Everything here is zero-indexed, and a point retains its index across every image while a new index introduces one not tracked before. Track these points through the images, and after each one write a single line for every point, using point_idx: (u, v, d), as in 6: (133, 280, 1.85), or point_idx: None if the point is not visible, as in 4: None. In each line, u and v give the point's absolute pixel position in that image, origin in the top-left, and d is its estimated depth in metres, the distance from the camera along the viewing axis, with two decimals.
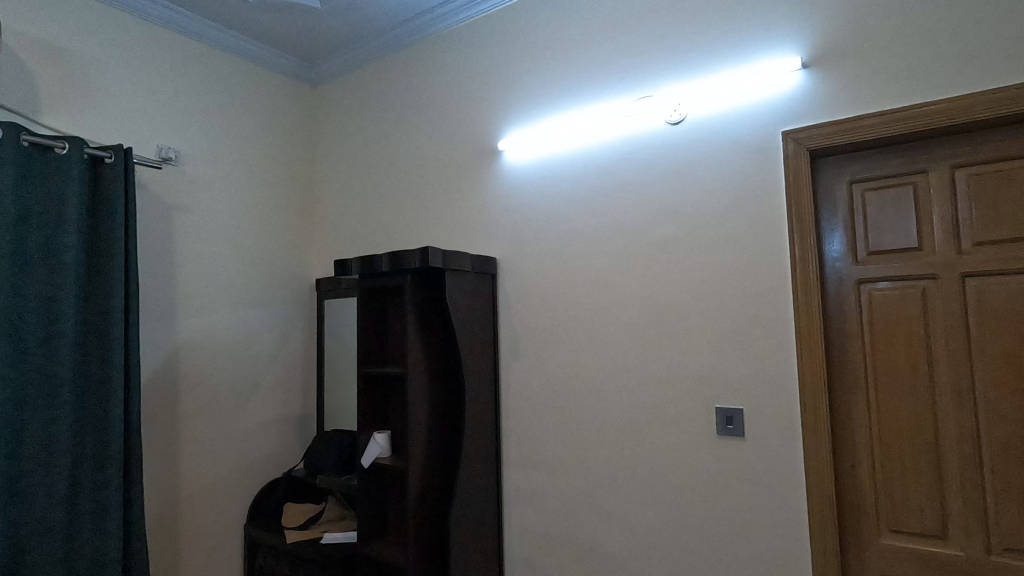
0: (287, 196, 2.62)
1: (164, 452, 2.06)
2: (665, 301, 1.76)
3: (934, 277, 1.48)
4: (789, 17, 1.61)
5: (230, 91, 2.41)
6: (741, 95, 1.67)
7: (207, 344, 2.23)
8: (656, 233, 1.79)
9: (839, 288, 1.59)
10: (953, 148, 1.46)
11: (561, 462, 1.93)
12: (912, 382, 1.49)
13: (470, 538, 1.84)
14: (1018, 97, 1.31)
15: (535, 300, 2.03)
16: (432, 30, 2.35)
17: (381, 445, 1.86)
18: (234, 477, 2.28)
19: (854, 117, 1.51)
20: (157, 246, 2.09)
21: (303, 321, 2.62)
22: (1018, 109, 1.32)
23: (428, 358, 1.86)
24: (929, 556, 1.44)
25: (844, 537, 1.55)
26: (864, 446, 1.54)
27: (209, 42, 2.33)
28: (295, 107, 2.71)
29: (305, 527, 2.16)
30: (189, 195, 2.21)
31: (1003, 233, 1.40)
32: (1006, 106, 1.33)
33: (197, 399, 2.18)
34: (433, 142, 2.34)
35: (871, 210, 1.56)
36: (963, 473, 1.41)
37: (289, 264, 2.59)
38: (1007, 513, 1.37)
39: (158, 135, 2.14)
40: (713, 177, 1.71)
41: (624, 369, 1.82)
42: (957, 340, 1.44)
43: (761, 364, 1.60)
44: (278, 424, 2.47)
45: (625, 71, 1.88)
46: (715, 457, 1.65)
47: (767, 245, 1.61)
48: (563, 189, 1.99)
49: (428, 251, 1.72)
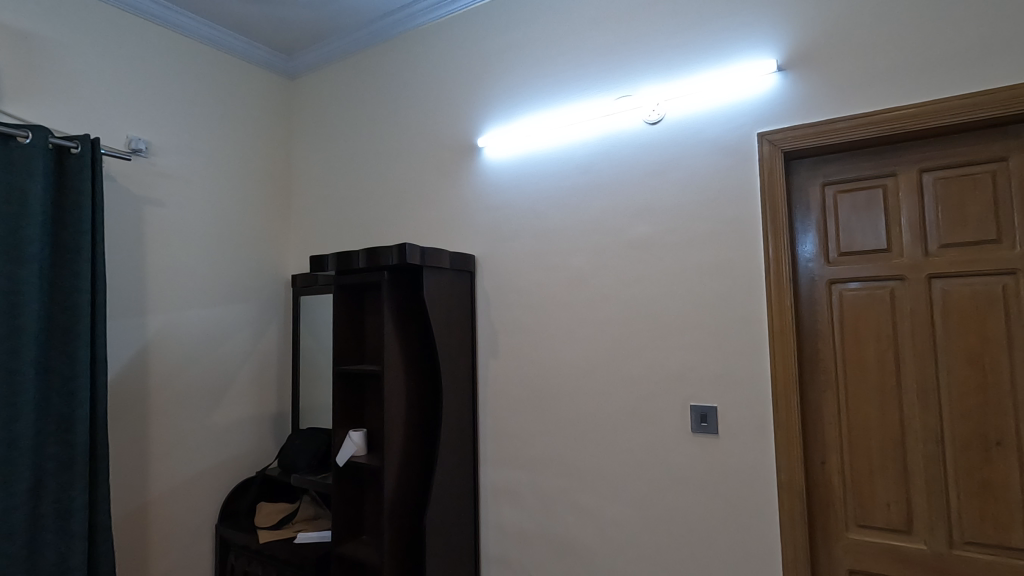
0: (262, 189, 2.57)
1: (132, 452, 2.01)
2: (641, 299, 1.77)
3: (901, 278, 1.51)
4: (768, 20, 1.63)
5: (203, 81, 2.35)
6: (720, 96, 1.68)
7: (177, 340, 2.18)
8: (633, 232, 1.80)
9: (812, 288, 1.62)
10: (922, 153, 1.50)
11: (538, 460, 1.93)
12: (881, 381, 1.52)
13: (446, 537, 1.83)
14: (984, 104, 1.35)
15: (513, 298, 2.02)
16: (412, 25, 2.33)
17: (356, 443, 1.84)
18: (205, 477, 2.24)
19: (828, 119, 1.53)
20: (125, 240, 2.04)
21: (276, 318, 2.58)
22: (989, 114, 1.35)
23: (405, 354, 1.84)
24: (894, 550, 1.48)
25: (814, 532, 1.57)
26: (834, 443, 1.57)
27: (181, 30, 2.27)
28: (272, 99, 2.66)
29: (278, 527, 2.13)
30: (159, 188, 2.16)
31: (968, 234, 1.44)
32: (971, 112, 1.37)
33: (166, 396, 2.13)
34: (411, 137, 2.32)
35: (842, 211, 1.59)
36: (927, 469, 1.45)
37: (263, 260, 2.54)
38: (970, 508, 1.41)
39: (127, 125, 2.09)
40: (689, 177, 1.72)
41: (602, 368, 1.83)
42: (923, 340, 1.47)
43: (736, 363, 1.62)
44: (250, 422, 2.43)
45: (606, 70, 1.89)
46: (691, 455, 1.66)
47: (743, 245, 1.63)
48: (542, 187, 1.99)
49: (406, 247, 1.70)
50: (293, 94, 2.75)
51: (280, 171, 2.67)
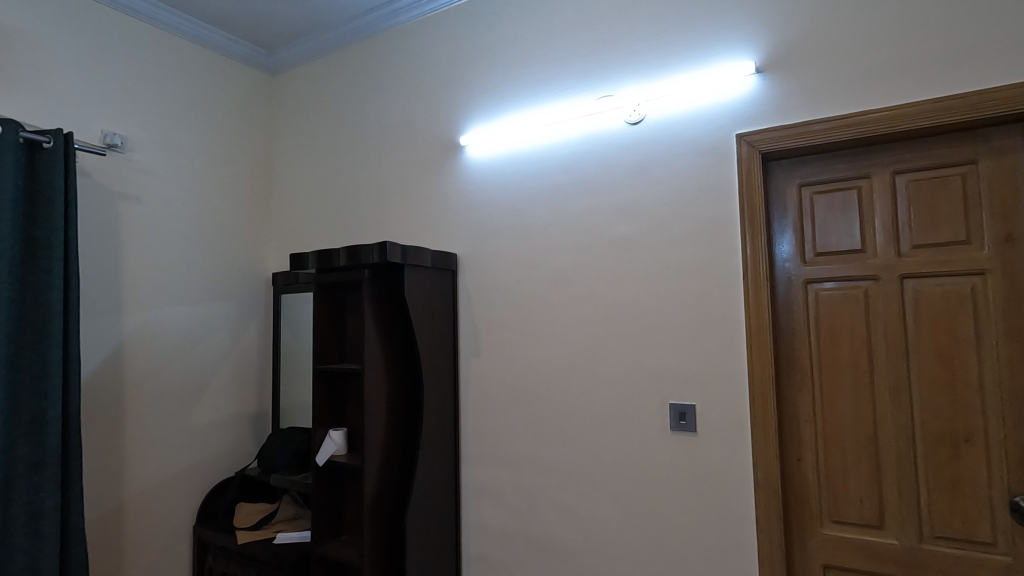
0: (241, 185, 2.54)
1: (106, 452, 1.97)
2: (621, 299, 1.78)
3: (874, 278, 1.54)
4: (748, 23, 1.65)
5: (180, 75, 2.31)
6: (701, 97, 1.70)
7: (152, 338, 2.14)
8: (613, 231, 1.81)
9: (789, 288, 1.65)
10: (895, 156, 1.53)
11: (519, 458, 1.93)
12: (855, 379, 1.55)
13: (426, 536, 1.82)
14: (955, 107, 1.39)
15: (494, 297, 2.02)
16: (395, 21, 2.31)
17: (336, 442, 1.83)
18: (183, 477, 2.21)
19: (804, 121, 1.56)
20: (100, 237, 2.00)
21: (256, 316, 2.55)
22: (959, 118, 1.38)
23: (386, 353, 1.83)
24: (866, 545, 1.51)
25: (789, 528, 1.60)
26: (810, 440, 1.59)
27: (158, 23, 2.23)
28: (253, 94, 2.62)
29: (257, 527, 2.11)
30: (135, 184, 2.12)
31: (939, 236, 1.47)
32: (943, 116, 1.40)
33: (142, 396, 2.09)
34: (392, 135, 2.31)
35: (818, 211, 1.62)
36: (899, 466, 1.48)
37: (243, 258, 2.51)
38: (939, 504, 1.44)
39: (101, 120, 2.04)
40: (668, 177, 1.74)
41: (583, 366, 1.84)
42: (895, 339, 1.50)
43: (714, 362, 1.63)
44: (228, 421, 2.39)
45: (587, 70, 1.89)
46: (671, 453, 1.68)
47: (722, 245, 1.64)
48: (522, 186, 1.99)
49: (387, 245, 1.69)
50: (273, 89, 2.72)
51: (260, 167, 2.63)
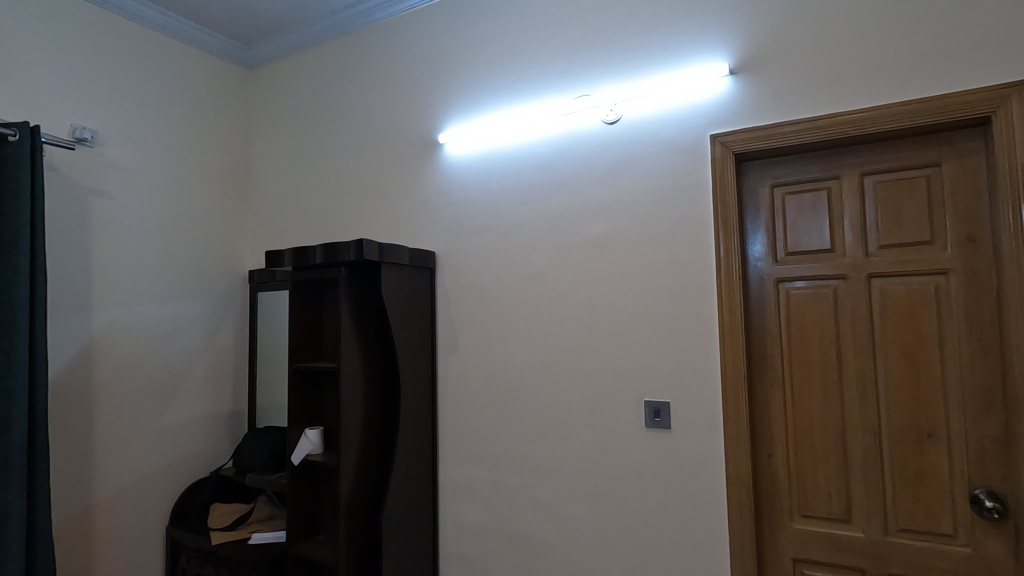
0: (217, 181, 2.50)
1: (75, 453, 1.92)
2: (597, 297, 1.80)
3: (843, 278, 1.57)
4: (723, 25, 1.67)
5: (152, 68, 2.26)
6: (676, 97, 1.72)
7: (123, 337, 2.10)
8: (589, 229, 1.82)
9: (761, 287, 1.67)
10: (863, 157, 1.56)
11: (496, 456, 1.93)
12: (823, 376, 1.58)
13: (402, 535, 1.82)
14: (921, 111, 1.42)
15: (471, 295, 2.03)
16: (374, 18, 2.29)
17: (312, 441, 1.81)
18: (155, 478, 2.17)
19: (776, 123, 1.59)
20: (68, 233, 1.95)
21: (231, 315, 2.51)
22: (923, 121, 1.42)
23: (362, 351, 1.82)
24: (835, 539, 1.54)
25: (761, 523, 1.63)
26: (780, 437, 1.62)
27: (131, 16, 2.18)
28: (228, 90, 2.58)
29: (231, 527, 2.09)
30: (105, 179, 2.07)
31: (905, 236, 1.51)
32: (909, 119, 1.44)
33: (112, 395, 2.05)
34: (368, 131, 2.30)
35: (789, 211, 1.65)
36: (866, 461, 1.52)
37: (219, 256, 2.48)
38: (903, 497, 1.48)
39: (71, 113, 2.00)
40: (644, 177, 1.76)
41: (560, 364, 1.85)
42: (863, 337, 1.54)
43: (688, 359, 1.66)
44: (202, 421, 2.36)
45: (564, 70, 1.90)
46: (646, 449, 1.70)
47: (696, 244, 1.67)
48: (499, 185, 1.99)
49: (364, 242, 1.68)
50: (247, 84, 2.68)
51: (236, 163, 2.59)
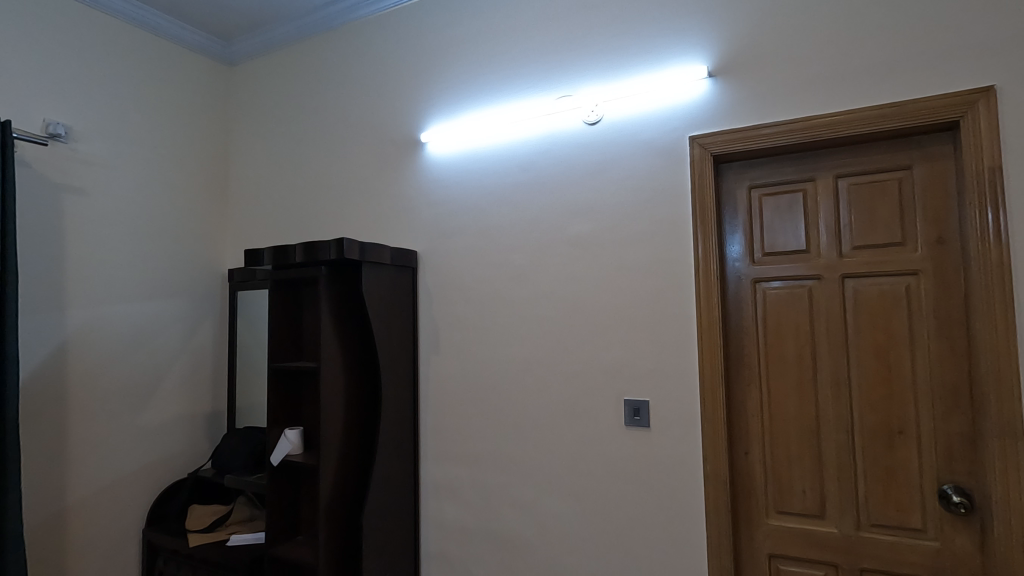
0: (195, 178, 2.46)
1: (48, 455, 1.88)
2: (578, 296, 1.81)
3: (818, 278, 1.60)
4: (702, 27, 1.69)
5: (128, 62, 2.22)
6: (656, 99, 1.73)
7: (98, 337, 2.06)
8: (570, 230, 1.83)
9: (738, 287, 1.70)
10: (837, 160, 1.59)
11: (478, 455, 1.93)
12: (798, 375, 1.61)
13: (383, 535, 1.81)
14: (891, 115, 1.45)
15: (453, 294, 2.02)
16: (357, 15, 2.27)
17: (292, 442, 1.79)
18: (129, 480, 2.13)
19: (752, 125, 1.61)
20: (41, 231, 1.91)
21: (209, 314, 2.48)
22: (894, 125, 1.45)
23: (343, 350, 1.81)
24: (809, 534, 1.57)
25: (738, 519, 1.65)
26: (757, 434, 1.65)
27: (108, 10, 2.14)
28: (208, 86, 2.55)
29: (210, 529, 2.06)
30: (79, 175, 2.03)
31: (877, 237, 1.54)
32: (879, 122, 1.47)
33: (86, 396, 2.01)
34: (349, 130, 2.28)
35: (766, 213, 1.67)
36: (839, 457, 1.55)
37: (197, 255, 2.44)
38: (875, 493, 1.51)
39: (45, 108, 1.95)
40: (624, 178, 1.77)
41: (542, 363, 1.85)
42: (837, 336, 1.57)
43: (667, 358, 1.67)
44: (179, 422, 2.32)
45: (545, 70, 1.91)
46: (626, 448, 1.71)
47: (675, 244, 1.68)
48: (480, 184, 2.00)
49: (343, 241, 1.67)
50: (227, 80, 2.64)
51: (215, 160, 2.56)
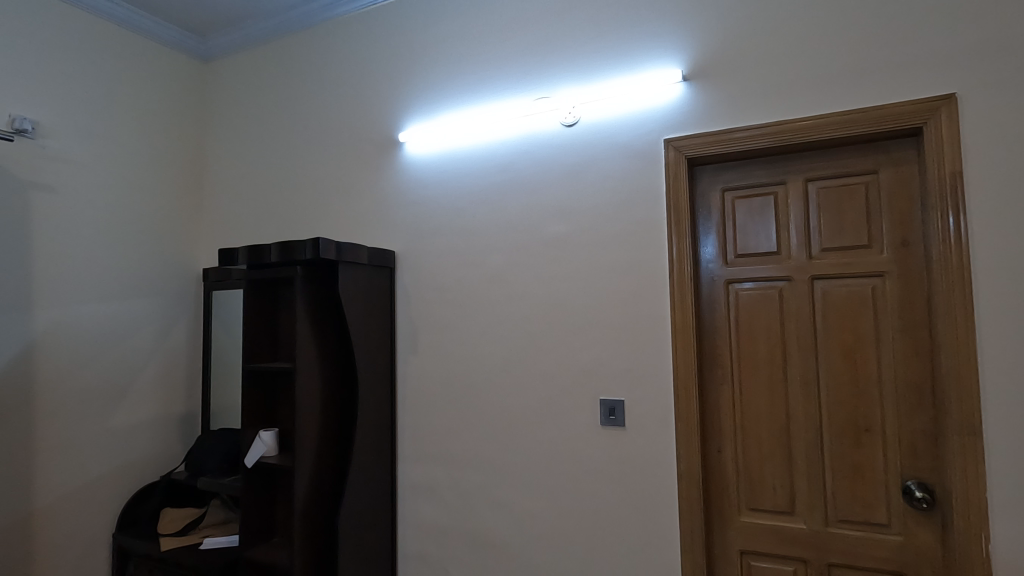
0: (168, 176, 2.42)
1: (14, 459, 1.84)
2: (556, 297, 1.82)
3: (789, 279, 1.63)
4: (678, 31, 1.71)
5: (99, 57, 2.17)
6: (632, 101, 1.75)
7: (65, 337, 2.01)
8: (546, 230, 1.84)
9: (712, 288, 1.72)
10: (808, 163, 1.62)
11: (456, 455, 1.93)
12: (769, 374, 1.64)
13: (359, 536, 1.80)
14: (858, 121, 1.49)
15: (431, 295, 2.02)
16: (334, 13, 2.25)
17: (266, 443, 1.78)
18: (99, 484, 2.08)
19: (726, 129, 1.63)
20: (7, 229, 1.86)
21: (183, 315, 2.43)
22: (862, 130, 1.49)
23: (318, 351, 1.79)
24: (779, 530, 1.60)
25: (711, 517, 1.67)
26: (730, 433, 1.67)
27: (80, 4, 2.09)
28: (183, 83, 2.50)
29: (183, 532, 2.03)
30: (46, 172, 1.98)
31: (846, 240, 1.57)
32: (847, 128, 1.50)
33: (53, 398, 1.96)
34: (324, 128, 2.26)
35: (739, 215, 1.70)
36: (808, 454, 1.58)
37: (169, 254, 2.39)
38: (842, 490, 1.54)
39: (10, 103, 1.90)
40: (600, 179, 1.78)
41: (520, 363, 1.86)
42: (806, 336, 1.60)
43: (641, 358, 1.69)
44: (151, 424, 2.28)
45: (522, 71, 1.92)
46: (602, 447, 1.72)
47: (650, 246, 1.70)
48: (456, 185, 2.00)
49: (320, 241, 1.66)
50: (203, 77, 2.60)
51: (189, 158, 2.52)
